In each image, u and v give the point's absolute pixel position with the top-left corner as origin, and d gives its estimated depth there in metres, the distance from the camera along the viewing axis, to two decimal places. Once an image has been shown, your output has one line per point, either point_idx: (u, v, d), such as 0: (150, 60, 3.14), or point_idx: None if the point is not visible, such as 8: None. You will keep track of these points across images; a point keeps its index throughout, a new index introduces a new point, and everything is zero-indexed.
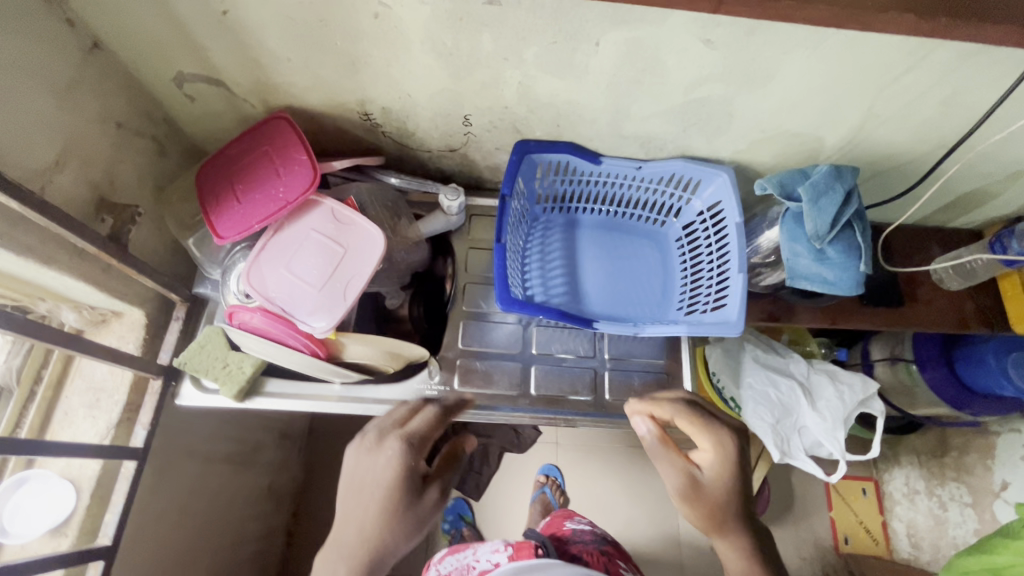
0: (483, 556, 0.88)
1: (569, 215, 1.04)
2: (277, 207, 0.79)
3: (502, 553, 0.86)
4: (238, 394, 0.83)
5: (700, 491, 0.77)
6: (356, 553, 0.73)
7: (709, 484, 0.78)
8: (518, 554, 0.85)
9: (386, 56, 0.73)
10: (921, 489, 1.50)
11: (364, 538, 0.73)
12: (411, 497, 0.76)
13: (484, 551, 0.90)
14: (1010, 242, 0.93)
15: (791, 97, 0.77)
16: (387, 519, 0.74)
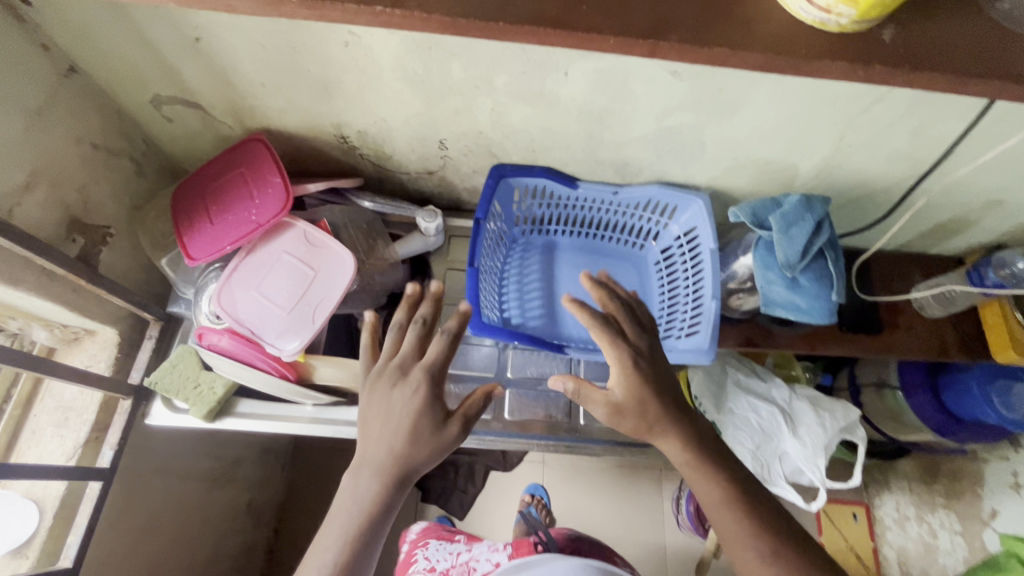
0: (481, 556, 0.88)
1: (548, 237, 1.04)
2: (249, 229, 0.79)
3: (502, 553, 0.87)
4: (208, 415, 0.83)
5: (634, 411, 0.66)
6: (386, 473, 0.64)
7: (635, 405, 0.66)
8: (518, 553, 0.85)
9: (358, 82, 0.74)
10: (911, 516, 1.42)
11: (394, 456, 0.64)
12: (438, 419, 0.66)
13: (481, 551, 0.90)
14: (987, 271, 0.93)
15: (761, 127, 0.78)
16: (418, 439, 0.65)
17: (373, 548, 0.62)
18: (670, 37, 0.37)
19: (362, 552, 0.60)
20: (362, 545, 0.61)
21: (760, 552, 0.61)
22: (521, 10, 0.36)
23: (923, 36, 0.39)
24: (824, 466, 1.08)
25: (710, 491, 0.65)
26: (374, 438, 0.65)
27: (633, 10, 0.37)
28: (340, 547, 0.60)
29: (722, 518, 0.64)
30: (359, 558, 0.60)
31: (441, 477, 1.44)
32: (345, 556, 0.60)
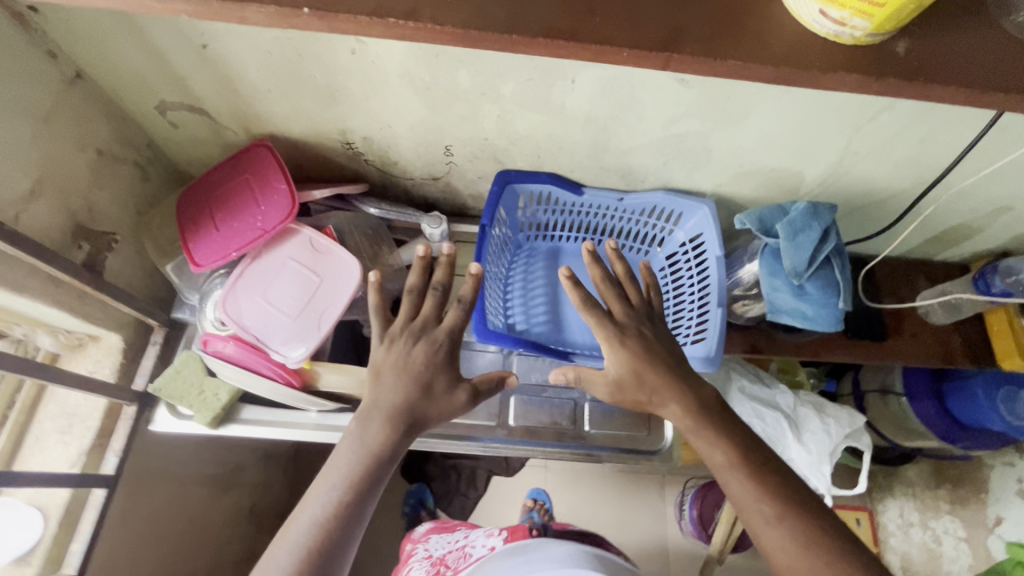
0: (478, 542, 0.87)
1: (552, 243, 1.04)
2: (254, 235, 0.79)
3: (496, 537, 0.85)
4: (213, 421, 0.83)
5: (631, 386, 0.66)
6: (393, 422, 0.65)
7: (631, 378, 0.66)
8: (512, 536, 0.83)
9: (364, 89, 0.74)
10: (915, 521, 1.39)
11: (402, 408, 0.65)
12: (448, 381, 0.68)
13: (479, 537, 0.89)
14: (993, 278, 0.92)
15: (767, 134, 0.78)
16: (427, 396, 0.67)
17: (375, 491, 0.63)
18: (681, 48, 0.37)
19: (364, 493, 0.62)
20: (364, 485, 0.62)
21: (767, 515, 0.58)
22: (533, 21, 0.36)
23: (937, 45, 0.39)
24: (829, 473, 1.07)
25: (714, 453, 0.63)
26: (383, 389, 0.66)
27: (644, 21, 0.37)
28: (343, 486, 0.62)
29: (730, 480, 0.61)
30: (361, 498, 0.62)
31: (443, 480, 1.45)
32: (348, 495, 0.61)
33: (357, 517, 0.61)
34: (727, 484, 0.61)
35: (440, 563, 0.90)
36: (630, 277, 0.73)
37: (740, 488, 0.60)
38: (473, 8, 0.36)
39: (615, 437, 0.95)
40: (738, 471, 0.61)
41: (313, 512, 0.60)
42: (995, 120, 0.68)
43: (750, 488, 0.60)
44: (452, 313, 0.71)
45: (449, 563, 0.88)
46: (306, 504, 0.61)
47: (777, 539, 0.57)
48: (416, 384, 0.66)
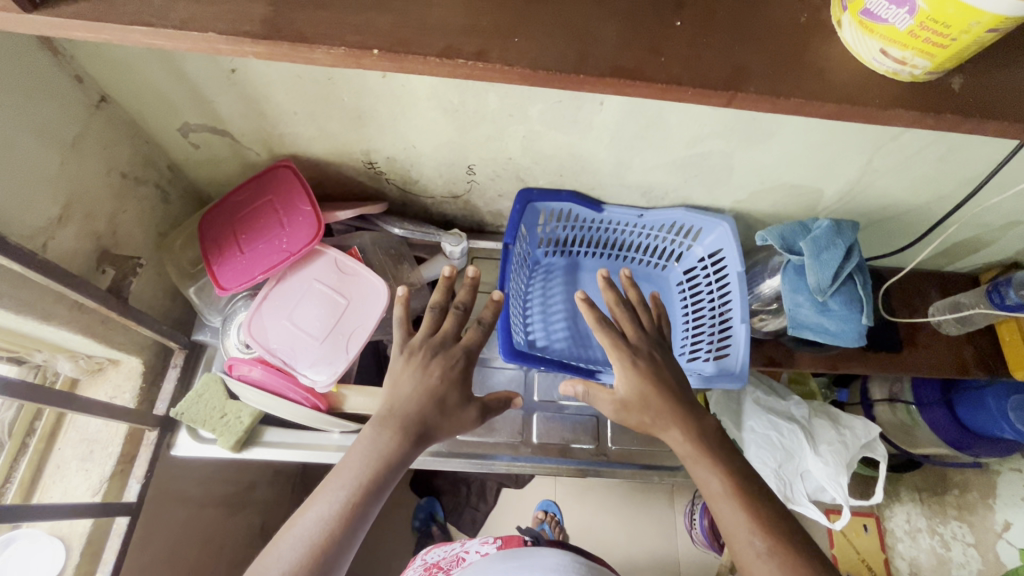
0: (473, 548, 0.88)
1: (570, 258, 1.05)
2: (280, 258, 0.79)
3: (491, 545, 0.86)
4: (235, 445, 0.82)
5: (637, 407, 0.67)
6: (409, 427, 0.63)
7: (637, 400, 0.67)
8: (506, 544, 0.85)
9: (391, 111, 0.74)
10: (924, 527, 1.39)
11: (418, 415, 0.64)
12: (461, 397, 0.68)
13: (473, 544, 0.90)
14: (1007, 290, 0.92)
15: (790, 154, 0.78)
16: (443, 408, 0.66)
17: (381, 495, 0.60)
18: (745, 87, 0.39)
19: (372, 495, 0.59)
20: (372, 487, 0.59)
21: (758, 548, 0.58)
22: (601, 62, 0.38)
23: (978, 82, 0.41)
24: (846, 484, 1.06)
25: (710, 482, 0.63)
26: (399, 396, 0.65)
27: (708, 61, 0.39)
28: (354, 486, 0.59)
29: (723, 511, 0.62)
30: (368, 500, 0.59)
31: (453, 493, 1.43)
32: (358, 496, 0.58)
33: (362, 519, 0.58)
34: (721, 514, 0.62)
35: (433, 567, 0.89)
36: (643, 303, 0.75)
37: (733, 522, 0.60)
38: (543, 50, 0.38)
39: (638, 452, 0.94)
40: (733, 503, 0.61)
41: (320, 512, 0.56)
42: (1022, 147, 0.71)
43: (742, 522, 0.60)
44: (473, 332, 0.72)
45: (442, 566, 0.88)
46: (313, 503, 0.57)
47: (766, 575, 0.57)
48: (433, 395, 0.65)
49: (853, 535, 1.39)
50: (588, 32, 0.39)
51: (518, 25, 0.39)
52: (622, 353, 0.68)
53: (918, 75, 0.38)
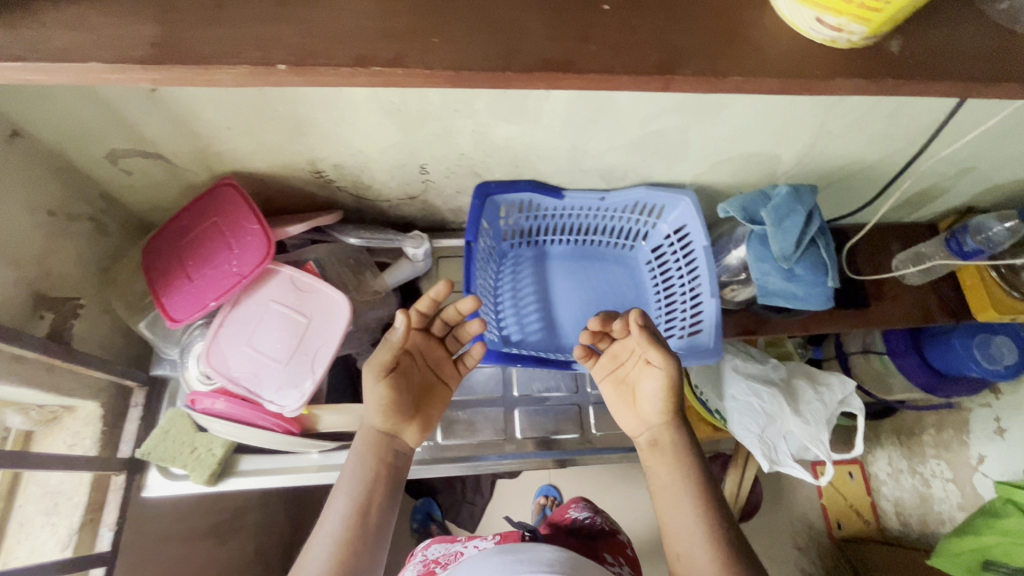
0: (472, 543, 0.89)
1: (537, 248, 1.04)
2: (231, 282, 0.74)
3: (488, 540, 0.86)
4: (210, 479, 0.81)
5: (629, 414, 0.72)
6: (386, 426, 0.69)
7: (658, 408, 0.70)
8: (506, 539, 0.86)
9: (331, 116, 0.71)
10: (904, 468, 1.46)
11: (394, 415, 0.69)
12: (402, 383, 0.70)
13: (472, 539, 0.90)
14: (965, 239, 0.95)
15: (743, 123, 0.78)
16: (415, 404, 0.71)
17: (377, 504, 0.65)
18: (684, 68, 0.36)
19: (373, 498, 0.65)
20: (372, 490, 0.66)
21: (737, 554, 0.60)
22: (527, 57, 0.36)
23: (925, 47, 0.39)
24: (828, 441, 1.09)
25: (664, 475, 0.68)
26: (373, 400, 0.69)
27: (642, 46, 0.37)
28: (354, 493, 0.65)
29: (675, 511, 0.65)
30: (372, 502, 0.65)
31: (447, 492, 1.41)
32: (360, 500, 0.64)
33: (373, 520, 0.64)
34: (671, 514, 0.66)
35: (432, 563, 0.88)
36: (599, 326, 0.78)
37: (683, 521, 0.64)
38: (465, 51, 0.36)
39: (624, 437, 0.93)
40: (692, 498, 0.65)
41: (328, 528, 0.62)
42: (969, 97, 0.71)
43: (695, 518, 0.64)
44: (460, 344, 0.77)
45: (441, 562, 0.87)
46: (321, 526, 0.63)
47: None
48: (407, 391, 0.70)
49: (840, 484, 1.57)
50: (514, 25, 0.37)
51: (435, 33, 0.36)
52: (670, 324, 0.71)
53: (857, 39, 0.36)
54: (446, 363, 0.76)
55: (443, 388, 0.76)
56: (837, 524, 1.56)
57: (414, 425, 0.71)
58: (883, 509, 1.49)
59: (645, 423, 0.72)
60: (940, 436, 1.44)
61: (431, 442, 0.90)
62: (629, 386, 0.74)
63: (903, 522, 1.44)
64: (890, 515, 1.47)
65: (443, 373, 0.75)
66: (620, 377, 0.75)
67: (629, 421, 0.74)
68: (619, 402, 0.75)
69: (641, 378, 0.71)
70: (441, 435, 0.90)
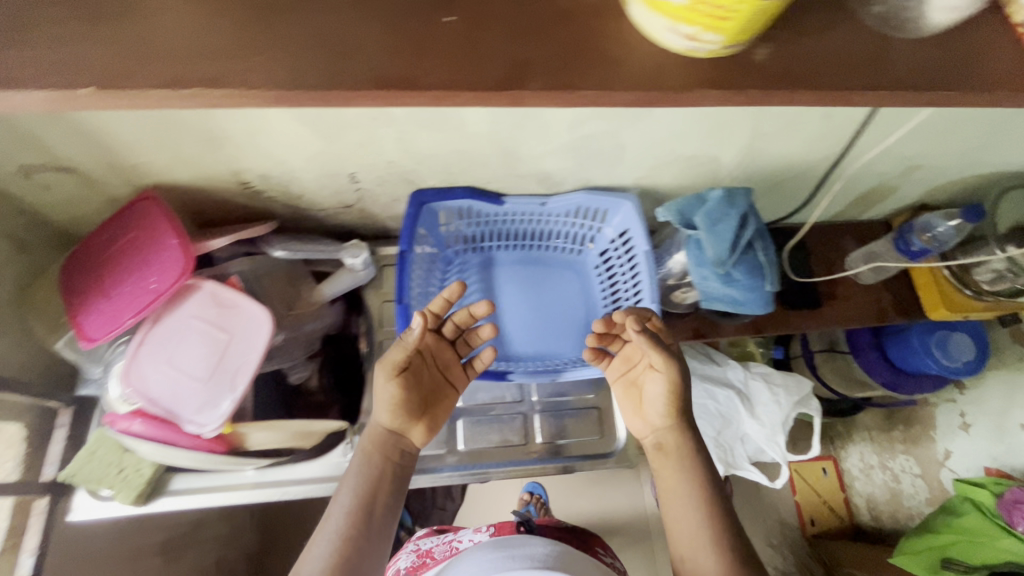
0: (465, 537, 0.93)
1: (483, 254, 1.02)
2: (147, 299, 0.72)
3: (483, 532, 0.92)
4: (137, 499, 0.79)
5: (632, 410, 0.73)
6: (395, 425, 0.71)
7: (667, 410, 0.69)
8: (499, 531, 0.90)
9: (245, 127, 0.69)
10: (876, 463, 1.45)
11: (403, 415, 0.71)
12: (415, 384, 0.72)
13: (465, 533, 0.95)
14: (912, 238, 0.94)
15: (675, 126, 0.75)
16: (422, 405, 0.73)
17: (381, 503, 0.69)
18: (529, 83, 0.38)
19: (378, 496, 0.68)
20: (376, 488, 0.69)
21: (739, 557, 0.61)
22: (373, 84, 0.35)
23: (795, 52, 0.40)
24: (784, 443, 1.10)
25: (672, 479, 0.68)
26: (382, 398, 0.71)
27: (490, 65, 0.37)
28: (359, 490, 0.68)
29: (677, 511, 0.67)
30: (376, 499, 0.68)
31: (419, 497, 1.41)
32: (365, 498, 0.67)
33: (375, 517, 0.67)
34: (675, 519, 0.67)
35: (427, 554, 0.95)
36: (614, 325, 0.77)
37: (685, 519, 0.66)
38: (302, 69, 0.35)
39: (568, 446, 0.93)
40: (692, 496, 0.66)
41: (332, 524, 0.65)
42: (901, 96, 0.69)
43: (697, 517, 0.65)
44: (470, 349, 0.80)
45: (434, 554, 0.93)
46: (326, 521, 0.66)
47: None
48: (416, 392, 0.72)
49: (813, 480, 1.46)
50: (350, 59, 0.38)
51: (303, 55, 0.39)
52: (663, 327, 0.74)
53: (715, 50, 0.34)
54: (454, 367, 0.79)
55: (450, 392, 0.78)
56: (812, 522, 1.45)
57: (422, 425, 0.73)
58: (856, 505, 1.44)
59: (651, 426, 0.72)
60: (909, 431, 1.43)
61: None
62: (639, 390, 0.73)
63: (876, 517, 1.41)
64: (862, 510, 1.42)
65: (451, 375, 0.78)
66: (631, 379, 0.75)
67: (634, 423, 0.74)
68: (626, 402, 0.75)
69: (646, 383, 0.71)
70: None
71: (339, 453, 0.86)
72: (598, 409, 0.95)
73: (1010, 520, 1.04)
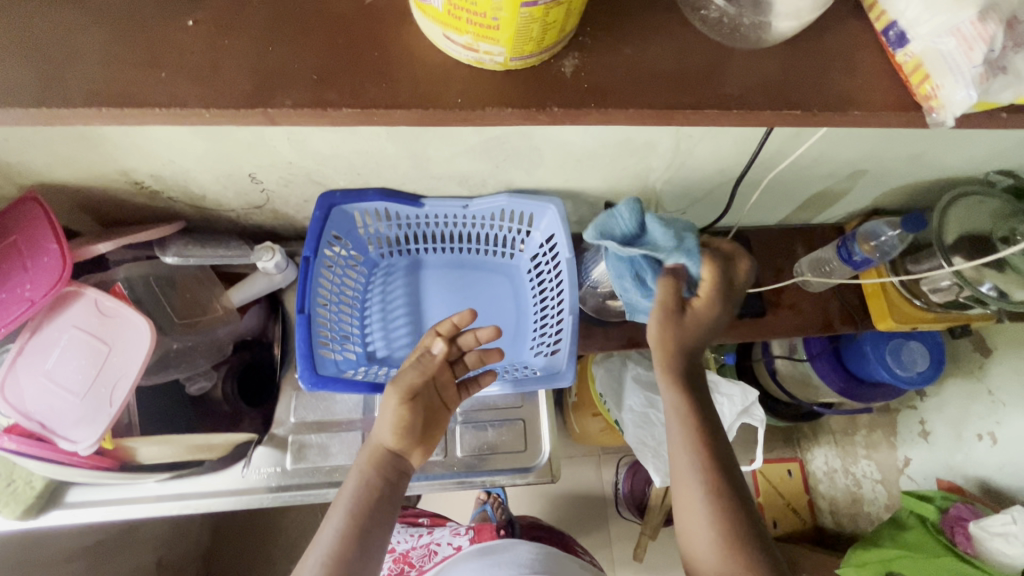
0: (444, 540, 0.98)
1: (411, 257, 0.98)
2: (21, 309, 0.67)
3: (463, 537, 0.96)
4: (25, 513, 0.76)
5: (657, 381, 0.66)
6: (396, 444, 0.68)
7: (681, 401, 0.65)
8: (479, 537, 0.95)
9: (117, 128, 0.64)
10: (839, 468, 1.41)
11: (404, 436, 0.68)
12: (419, 407, 0.69)
13: (444, 536, 0.99)
14: (853, 245, 0.89)
15: (589, 129, 0.69)
16: (423, 428, 0.70)
17: (376, 524, 0.64)
18: (277, 100, 0.43)
19: (373, 516, 0.64)
20: (373, 508, 0.64)
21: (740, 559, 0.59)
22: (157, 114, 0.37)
23: (637, 67, 0.46)
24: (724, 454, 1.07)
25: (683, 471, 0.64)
26: (387, 417, 0.68)
27: (232, 83, 0.43)
28: (353, 509, 0.64)
29: (688, 509, 0.63)
30: (371, 519, 0.64)
31: None
32: (359, 517, 0.63)
33: (369, 539, 0.63)
34: (686, 513, 0.63)
35: (404, 557, 0.98)
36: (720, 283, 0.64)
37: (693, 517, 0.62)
38: None
39: (490, 458, 0.90)
40: (709, 505, 0.61)
41: (324, 542, 0.62)
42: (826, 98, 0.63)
43: (706, 530, 0.61)
44: (468, 371, 0.75)
45: (414, 561, 0.96)
46: (319, 539, 0.63)
47: None
48: (419, 415, 0.69)
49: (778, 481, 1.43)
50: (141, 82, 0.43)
51: (150, 95, 0.42)
52: (720, 303, 0.64)
53: (498, 60, 0.41)
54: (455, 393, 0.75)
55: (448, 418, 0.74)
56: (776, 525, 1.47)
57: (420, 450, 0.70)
58: None
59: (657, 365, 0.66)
60: (871, 436, 1.36)
61: (279, 469, 0.84)
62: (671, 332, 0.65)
63: (837, 520, 1.41)
64: None
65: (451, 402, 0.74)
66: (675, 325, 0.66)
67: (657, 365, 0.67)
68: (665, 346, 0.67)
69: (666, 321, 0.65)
70: (289, 461, 0.85)
71: (245, 466, 0.83)
72: (521, 420, 0.92)
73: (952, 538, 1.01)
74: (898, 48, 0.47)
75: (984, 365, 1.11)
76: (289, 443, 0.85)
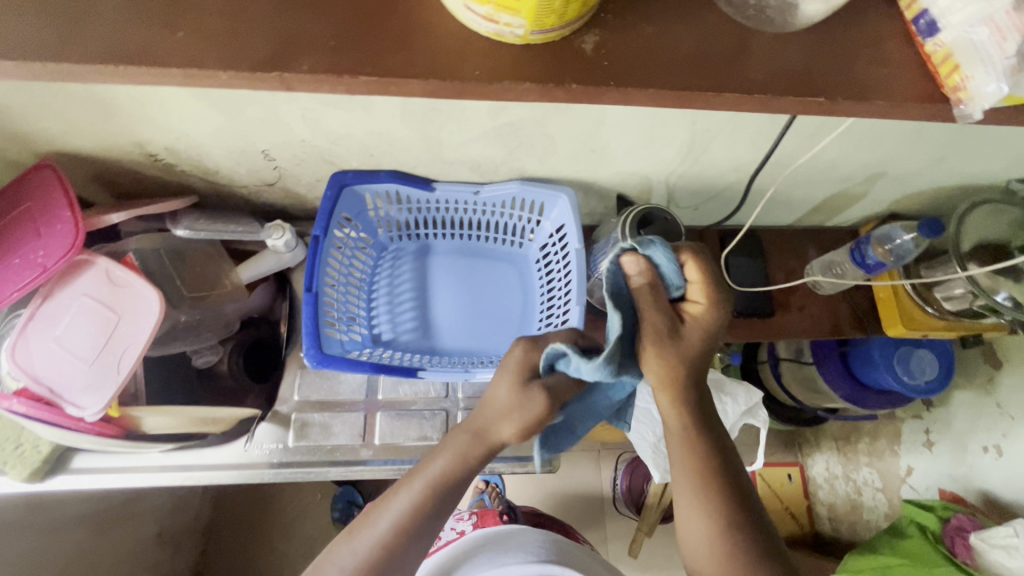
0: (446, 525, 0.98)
1: (420, 242, 0.98)
2: (33, 275, 0.68)
3: (466, 521, 0.98)
4: (31, 476, 0.77)
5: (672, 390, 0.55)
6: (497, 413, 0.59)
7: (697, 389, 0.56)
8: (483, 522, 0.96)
9: (134, 98, 0.64)
10: (840, 474, 1.39)
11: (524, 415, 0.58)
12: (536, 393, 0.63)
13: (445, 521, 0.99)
14: (867, 249, 0.87)
15: (605, 119, 0.69)
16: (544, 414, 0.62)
17: (453, 494, 0.59)
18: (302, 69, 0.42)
19: (455, 483, 0.58)
20: (449, 479, 0.58)
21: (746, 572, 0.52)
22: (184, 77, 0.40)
23: (659, 53, 0.46)
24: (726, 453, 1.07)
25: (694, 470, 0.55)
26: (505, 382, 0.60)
27: (255, 51, 0.43)
28: (436, 473, 0.58)
29: (689, 514, 0.55)
30: (447, 488, 0.58)
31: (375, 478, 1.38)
32: (439, 483, 0.58)
33: (441, 506, 0.58)
34: (683, 514, 0.56)
35: None
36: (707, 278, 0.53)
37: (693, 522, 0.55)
38: None
39: None
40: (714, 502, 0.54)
41: (398, 503, 0.57)
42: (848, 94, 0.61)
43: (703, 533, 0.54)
44: None
45: None
46: (395, 492, 0.59)
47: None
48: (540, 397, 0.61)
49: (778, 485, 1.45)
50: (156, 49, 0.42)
51: (172, 56, 0.42)
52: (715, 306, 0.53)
53: (518, 33, 0.41)
54: None
55: None
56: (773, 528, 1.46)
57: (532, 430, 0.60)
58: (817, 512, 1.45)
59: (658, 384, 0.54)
60: (873, 444, 1.33)
61: (281, 445, 0.85)
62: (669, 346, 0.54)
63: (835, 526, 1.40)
64: (823, 518, 1.44)
65: None
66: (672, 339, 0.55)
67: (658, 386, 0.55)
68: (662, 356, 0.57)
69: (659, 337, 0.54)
70: (292, 438, 0.85)
71: (249, 441, 0.84)
72: None
73: (952, 548, 1.01)
74: (928, 37, 0.46)
75: (995, 377, 1.10)
76: (292, 420, 0.86)
